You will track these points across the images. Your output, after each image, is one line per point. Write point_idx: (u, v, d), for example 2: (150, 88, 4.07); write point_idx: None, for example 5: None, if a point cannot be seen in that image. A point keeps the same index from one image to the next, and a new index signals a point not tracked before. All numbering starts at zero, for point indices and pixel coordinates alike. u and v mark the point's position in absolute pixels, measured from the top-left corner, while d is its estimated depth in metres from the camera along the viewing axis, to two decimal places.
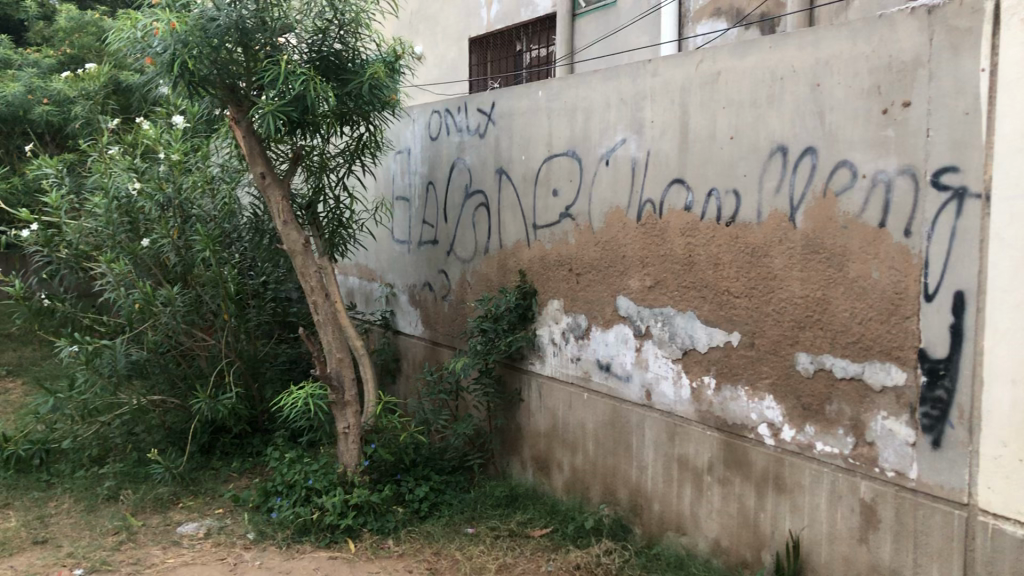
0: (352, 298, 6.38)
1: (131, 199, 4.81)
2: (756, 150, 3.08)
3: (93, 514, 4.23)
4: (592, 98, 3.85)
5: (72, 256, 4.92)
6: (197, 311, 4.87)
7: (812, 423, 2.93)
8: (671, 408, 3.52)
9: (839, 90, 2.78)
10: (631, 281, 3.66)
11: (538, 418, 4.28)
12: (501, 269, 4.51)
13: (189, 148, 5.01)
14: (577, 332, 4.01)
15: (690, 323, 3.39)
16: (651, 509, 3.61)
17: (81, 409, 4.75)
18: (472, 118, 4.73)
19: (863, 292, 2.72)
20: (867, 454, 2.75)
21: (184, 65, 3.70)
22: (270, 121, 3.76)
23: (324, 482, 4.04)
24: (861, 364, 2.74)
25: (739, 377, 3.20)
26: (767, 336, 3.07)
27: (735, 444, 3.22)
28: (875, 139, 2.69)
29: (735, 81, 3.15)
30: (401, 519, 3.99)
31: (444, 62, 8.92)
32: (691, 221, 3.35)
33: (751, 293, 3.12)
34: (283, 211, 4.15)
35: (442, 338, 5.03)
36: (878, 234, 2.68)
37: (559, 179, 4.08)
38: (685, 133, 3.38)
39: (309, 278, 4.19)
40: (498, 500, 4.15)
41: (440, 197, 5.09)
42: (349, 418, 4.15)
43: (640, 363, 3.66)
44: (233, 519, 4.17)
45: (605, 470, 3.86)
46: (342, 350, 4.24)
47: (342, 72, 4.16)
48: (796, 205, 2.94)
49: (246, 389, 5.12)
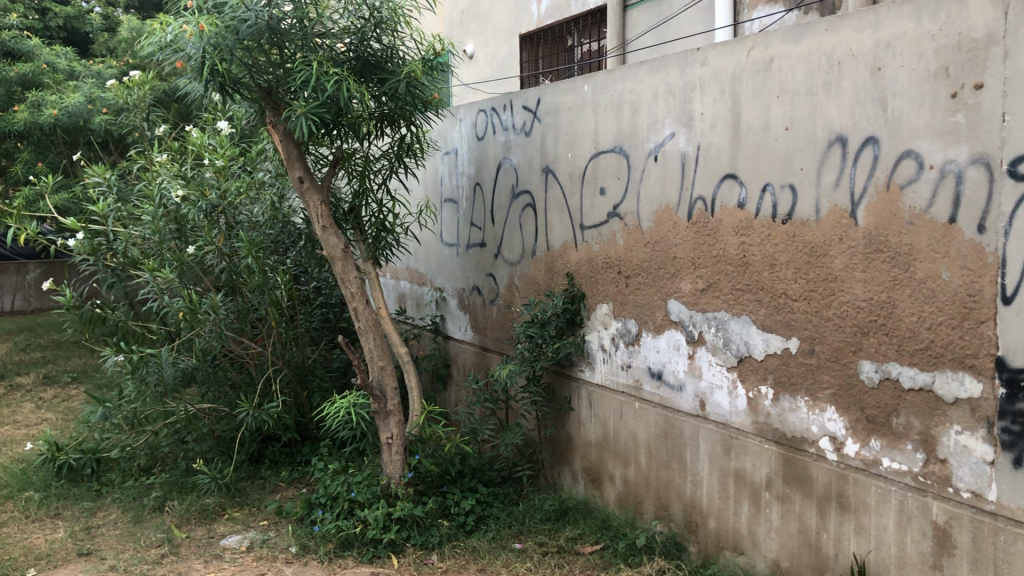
0: (403, 303, 6.27)
1: (177, 207, 4.78)
2: (813, 141, 2.85)
3: (140, 526, 4.19)
4: (639, 90, 3.65)
5: (121, 263, 4.85)
6: (244, 318, 4.81)
7: (878, 437, 2.69)
8: (726, 419, 3.31)
9: (903, 73, 2.54)
10: (683, 284, 3.45)
11: (589, 427, 4.09)
12: (549, 271, 4.33)
13: (235, 153, 4.93)
14: (627, 338, 3.81)
15: (746, 329, 3.17)
16: (707, 526, 3.39)
17: (128, 418, 4.74)
18: (518, 115, 4.56)
19: (932, 294, 2.48)
20: (940, 473, 2.50)
21: (214, 68, 3.63)
22: (303, 122, 3.64)
23: (367, 495, 3.93)
24: (932, 374, 2.50)
25: (799, 387, 2.97)
26: (828, 342, 2.84)
27: (793, 459, 2.99)
28: (943, 126, 2.44)
29: (790, 67, 2.92)
30: (447, 534, 3.84)
31: (496, 60, 8.78)
32: (744, 219, 3.13)
33: (810, 296, 2.89)
34: (322, 215, 4.04)
35: (492, 343, 4.88)
36: (948, 230, 2.44)
37: (607, 176, 3.89)
38: (737, 125, 3.16)
39: (350, 285, 4.09)
40: (548, 513, 3.97)
41: (487, 198, 4.93)
42: (393, 428, 4.03)
43: (693, 370, 3.45)
44: (276, 531, 4.09)
45: (658, 484, 3.65)
46: (384, 357, 4.13)
47: (380, 71, 4.03)
48: (857, 200, 2.70)
49: (295, 397, 5.05)
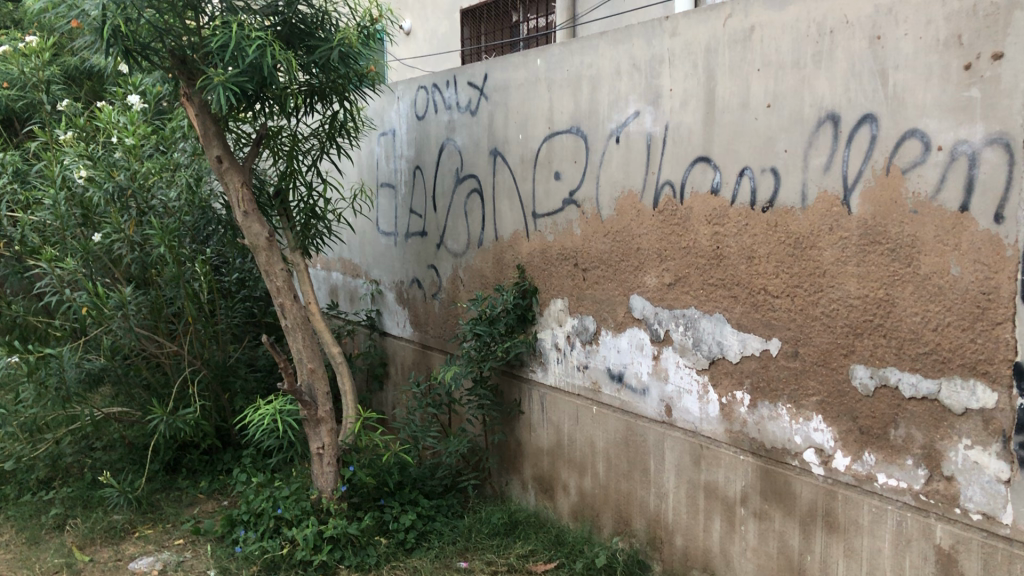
0: (335, 296, 5.86)
1: (83, 190, 4.29)
2: (799, 121, 2.56)
3: (35, 549, 3.78)
4: (599, 65, 3.32)
5: (17, 252, 4.36)
6: (159, 314, 4.38)
7: (873, 450, 2.41)
8: (696, 427, 3.01)
9: (906, 43, 2.25)
10: (647, 278, 3.14)
11: (540, 432, 3.77)
12: (497, 264, 3.99)
13: (148, 132, 4.47)
14: (584, 336, 3.49)
15: (719, 328, 2.86)
16: (673, 543, 3.10)
17: (25, 425, 4.20)
18: (463, 93, 4.21)
19: (939, 292, 2.21)
20: (945, 492, 2.23)
21: (116, 29, 3.23)
22: (221, 93, 3.24)
23: (296, 511, 3.54)
24: (937, 382, 2.23)
25: (779, 394, 2.68)
26: (814, 344, 2.55)
27: (774, 472, 2.70)
28: (955, 102, 2.16)
29: (773, 37, 2.61)
30: (385, 553, 3.48)
31: (436, 37, 8.38)
32: (718, 206, 2.83)
33: (794, 293, 2.59)
34: (244, 199, 3.63)
35: (433, 341, 4.52)
36: (959, 219, 2.15)
37: (561, 159, 3.56)
38: (710, 102, 2.85)
39: (275, 278, 3.69)
40: (496, 528, 3.63)
41: (428, 184, 4.57)
42: (324, 437, 3.64)
43: (657, 372, 3.15)
44: (193, 552, 3.69)
45: (618, 496, 3.35)
46: (314, 359, 3.73)
47: (308, 38, 3.65)
48: (851, 185, 2.41)
49: (215, 401, 4.64)
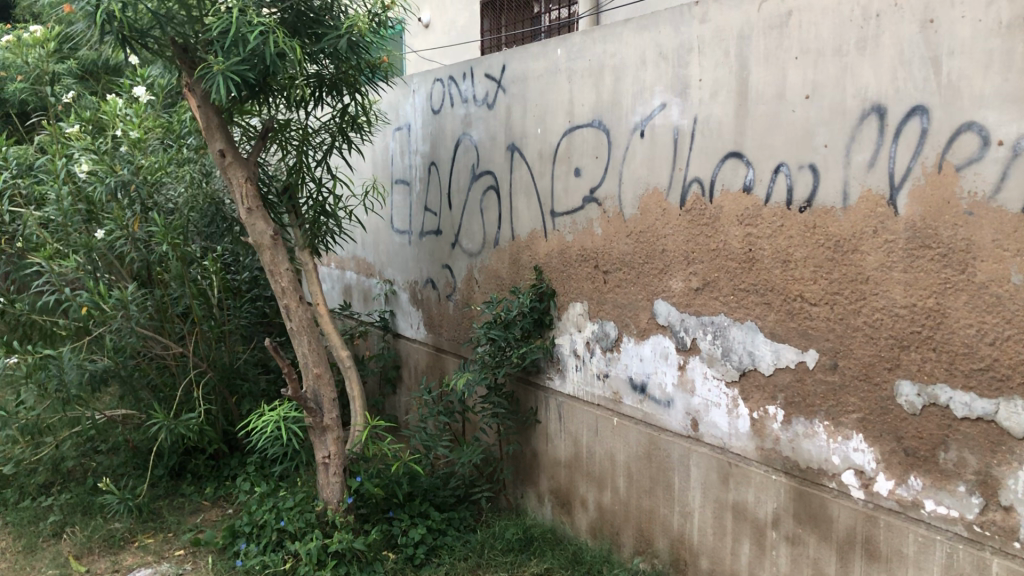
0: (350, 295, 5.69)
1: (86, 185, 4.13)
2: (841, 113, 2.35)
3: (30, 558, 3.63)
4: (623, 54, 3.12)
5: (22, 249, 4.18)
6: (165, 313, 4.25)
7: (920, 473, 2.20)
8: (723, 443, 2.81)
9: (963, 26, 2.04)
10: (673, 282, 2.94)
11: (557, 442, 3.57)
12: (513, 265, 3.80)
13: (155, 126, 4.35)
14: (604, 342, 3.29)
15: (750, 337, 2.66)
16: (698, 566, 2.90)
17: (26, 428, 4.05)
18: (479, 85, 4.03)
19: (998, 302, 1.99)
20: (1003, 524, 2.01)
21: (113, 14, 3.10)
22: (220, 81, 3.09)
23: (299, 524, 3.37)
24: (993, 402, 2.01)
25: (816, 409, 2.48)
26: (855, 357, 2.34)
27: (809, 495, 2.49)
28: (1017, 91, 1.93)
29: (812, 22, 2.40)
30: (392, 569, 3.30)
31: (454, 29, 8.21)
32: (751, 206, 2.62)
33: (833, 301, 2.38)
34: (248, 196, 3.47)
35: (447, 344, 4.34)
36: (1020, 222, 1.94)
37: (582, 154, 3.36)
38: (743, 93, 2.64)
39: (281, 278, 3.51)
40: (510, 543, 3.44)
41: (444, 180, 4.39)
42: (330, 446, 3.46)
43: (683, 383, 2.94)
44: (193, 565, 3.53)
45: (639, 512, 3.15)
46: (321, 363, 3.55)
47: (317, 26, 3.48)
48: (898, 184, 2.20)
49: (221, 404, 4.48)
